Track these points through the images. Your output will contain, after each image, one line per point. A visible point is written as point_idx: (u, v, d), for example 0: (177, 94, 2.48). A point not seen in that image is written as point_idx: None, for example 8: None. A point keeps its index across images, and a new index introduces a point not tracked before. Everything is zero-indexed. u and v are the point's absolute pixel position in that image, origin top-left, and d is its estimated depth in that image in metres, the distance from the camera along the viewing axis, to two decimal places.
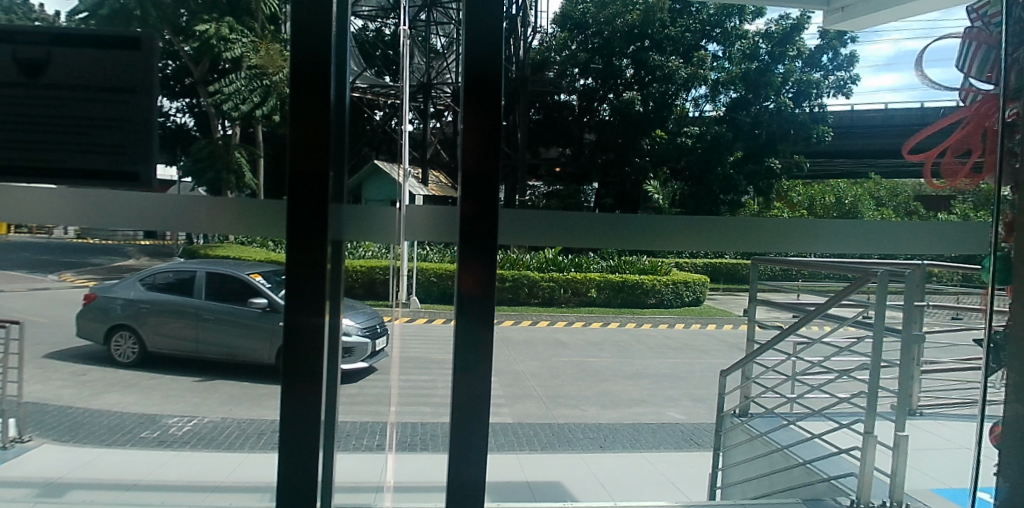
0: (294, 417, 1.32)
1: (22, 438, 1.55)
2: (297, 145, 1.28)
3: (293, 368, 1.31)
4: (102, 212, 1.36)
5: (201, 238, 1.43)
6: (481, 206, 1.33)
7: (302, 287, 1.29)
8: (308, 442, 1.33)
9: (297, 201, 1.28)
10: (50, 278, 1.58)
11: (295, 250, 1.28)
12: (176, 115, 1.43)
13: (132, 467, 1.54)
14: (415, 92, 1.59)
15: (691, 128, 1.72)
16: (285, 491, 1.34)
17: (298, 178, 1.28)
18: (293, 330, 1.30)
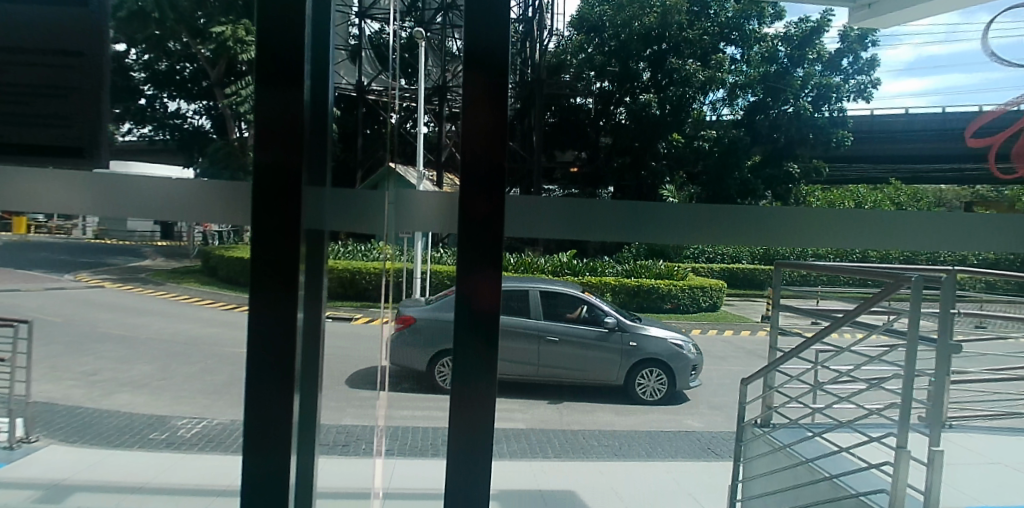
0: (268, 412, 1.33)
1: (28, 438, 1.54)
2: (267, 139, 1.30)
3: (261, 361, 1.33)
4: (114, 205, 1.37)
5: (216, 237, 1.42)
6: (480, 210, 1.38)
7: (274, 282, 1.32)
8: (284, 441, 1.33)
9: (273, 196, 1.30)
10: (66, 278, 1.59)
11: (260, 243, 1.30)
12: (194, 117, 1.54)
13: (140, 470, 1.55)
14: (431, 94, 1.56)
15: (708, 131, 1.69)
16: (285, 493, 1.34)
17: (277, 172, 1.30)
18: (259, 323, 1.32)
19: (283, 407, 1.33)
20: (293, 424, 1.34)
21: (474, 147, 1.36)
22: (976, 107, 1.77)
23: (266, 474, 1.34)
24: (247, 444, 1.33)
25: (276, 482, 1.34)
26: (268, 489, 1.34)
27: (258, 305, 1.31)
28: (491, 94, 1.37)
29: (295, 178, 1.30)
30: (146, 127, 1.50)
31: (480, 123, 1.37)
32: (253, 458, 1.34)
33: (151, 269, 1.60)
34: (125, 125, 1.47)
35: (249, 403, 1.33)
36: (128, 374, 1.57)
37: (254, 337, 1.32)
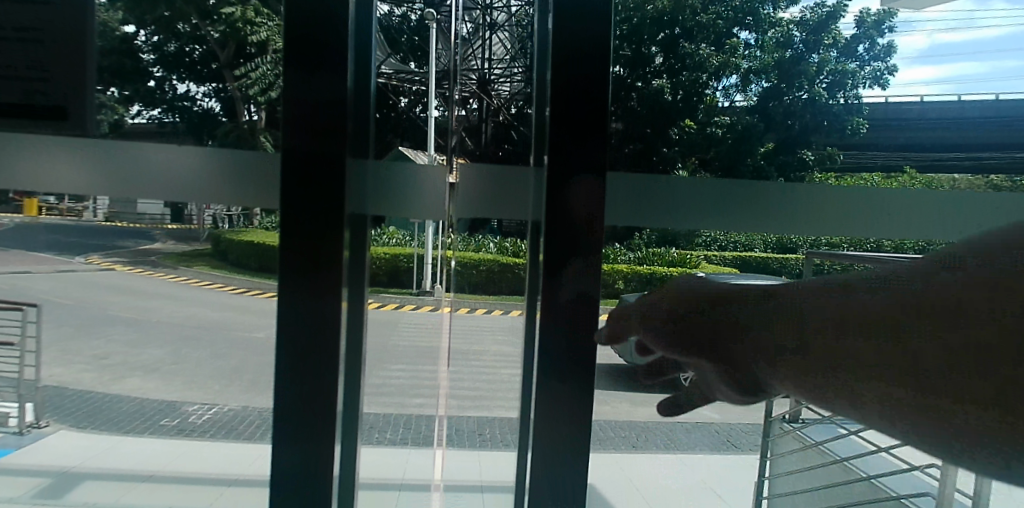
0: (310, 400, 1.40)
1: (38, 423, 1.51)
2: (294, 127, 1.34)
3: (300, 347, 1.39)
4: (122, 180, 1.38)
5: (227, 221, 1.44)
6: (561, 200, 1.49)
7: (312, 273, 1.37)
8: (323, 429, 1.40)
9: (304, 188, 1.35)
10: (77, 261, 1.57)
11: (294, 232, 1.36)
12: (204, 100, 1.45)
13: (152, 456, 1.58)
14: (440, 81, 1.92)
15: (722, 118, 1.64)
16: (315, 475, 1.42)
17: (319, 159, 1.35)
18: (292, 308, 1.38)
19: (322, 398, 1.40)
20: (336, 412, 1.40)
21: (566, 140, 1.48)
22: (992, 96, 1.74)
23: (307, 461, 1.41)
24: (285, 431, 1.40)
25: (316, 469, 1.41)
26: (309, 473, 1.41)
27: (296, 293, 1.37)
28: (576, 89, 1.48)
29: (333, 165, 1.35)
30: (155, 109, 1.42)
31: (563, 119, 1.48)
32: (293, 446, 1.40)
33: (162, 253, 1.55)
34: (135, 106, 1.41)
35: (288, 390, 1.40)
36: (139, 358, 1.64)
37: (290, 321, 1.38)
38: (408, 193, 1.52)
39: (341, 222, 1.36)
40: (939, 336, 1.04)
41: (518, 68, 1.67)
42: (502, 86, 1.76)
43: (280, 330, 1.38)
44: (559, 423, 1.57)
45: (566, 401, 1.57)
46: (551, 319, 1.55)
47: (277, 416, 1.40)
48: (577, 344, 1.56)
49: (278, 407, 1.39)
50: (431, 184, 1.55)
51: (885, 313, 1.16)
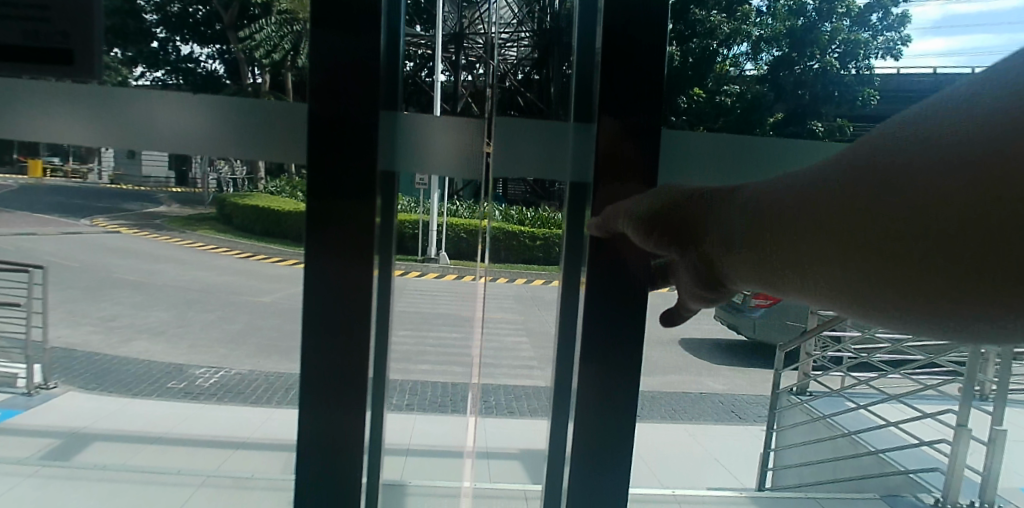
0: (338, 369, 1.30)
1: (46, 385, 2.07)
2: (319, 90, 1.23)
3: (330, 314, 1.29)
4: (133, 131, 1.30)
5: (231, 185, 1.46)
6: (613, 166, 1.37)
7: (342, 239, 1.26)
8: (353, 398, 1.31)
9: (332, 155, 1.24)
10: (82, 223, 1.68)
11: (321, 199, 1.25)
12: (206, 62, 1.41)
13: (176, 410, 2.21)
14: (447, 43, 1.71)
15: (731, 86, 1.65)
16: (336, 446, 1.32)
17: (350, 124, 1.24)
18: (318, 276, 1.27)
19: (350, 369, 1.30)
20: (367, 379, 1.32)
21: (626, 107, 1.37)
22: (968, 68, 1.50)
23: (337, 434, 1.32)
24: (313, 402, 1.31)
25: (346, 442, 1.32)
26: (333, 445, 1.33)
27: (325, 259, 1.27)
28: (634, 51, 1.37)
29: (367, 130, 1.24)
30: (159, 71, 1.34)
31: (621, 80, 1.37)
32: (322, 417, 1.31)
33: (166, 217, 1.60)
34: (139, 68, 1.31)
35: (315, 359, 1.30)
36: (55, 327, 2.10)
37: (315, 289, 1.28)
38: (433, 150, 1.46)
39: (372, 187, 1.25)
40: (919, 191, 0.56)
41: (529, 32, 1.65)
42: (511, 51, 1.68)
43: (305, 298, 1.28)
44: (599, 405, 1.44)
45: (608, 381, 1.43)
46: (600, 293, 1.41)
47: (304, 387, 1.30)
48: (630, 321, 1.42)
49: (305, 378, 1.29)
50: (447, 139, 1.47)
51: (826, 191, 0.70)
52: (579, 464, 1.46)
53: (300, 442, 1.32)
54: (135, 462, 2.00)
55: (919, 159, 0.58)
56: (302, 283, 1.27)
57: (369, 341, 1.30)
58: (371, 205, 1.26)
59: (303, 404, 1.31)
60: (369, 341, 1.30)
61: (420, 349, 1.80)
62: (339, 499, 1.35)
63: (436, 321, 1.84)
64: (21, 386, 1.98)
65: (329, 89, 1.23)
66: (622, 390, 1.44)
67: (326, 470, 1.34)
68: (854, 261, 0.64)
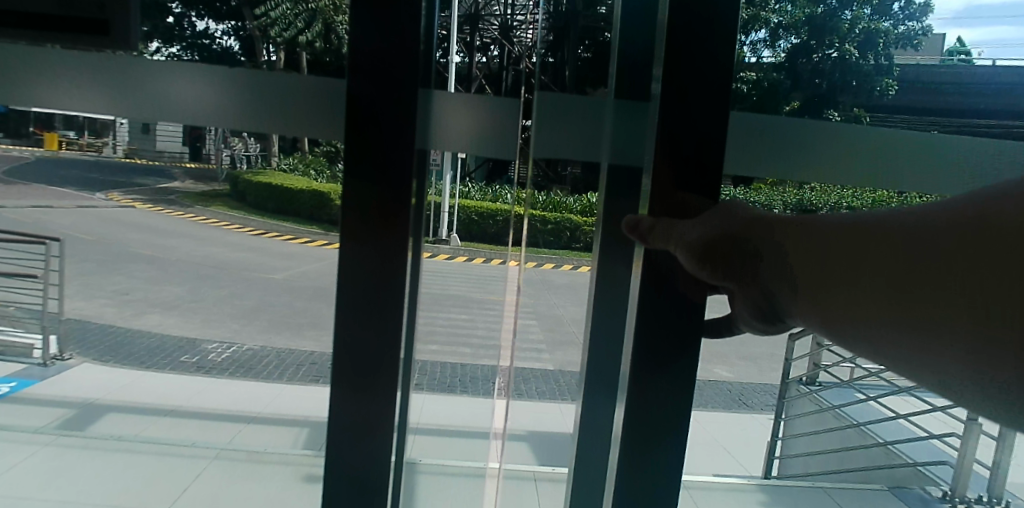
0: (373, 354, 1.25)
1: (63, 358, 2.41)
2: (358, 72, 1.16)
3: (364, 299, 1.23)
4: (149, 104, 1.27)
5: (244, 161, 1.46)
6: (670, 149, 1.29)
7: (382, 223, 1.20)
8: (387, 383, 1.26)
9: (369, 136, 1.17)
10: (96, 196, 1.72)
11: (361, 183, 1.19)
12: (221, 39, 1.37)
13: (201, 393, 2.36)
14: (462, 23, 1.61)
15: (749, 73, 1.47)
16: (365, 430, 1.28)
17: (391, 105, 1.17)
18: (353, 261, 1.22)
19: (382, 353, 1.25)
20: (399, 360, 1.26)
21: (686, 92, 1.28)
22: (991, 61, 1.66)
23: (368, 417, 1.27)
24: (344, 385, 1.26)
25: (374, 426, 1.27)
26: (361, 430, 1.28)
27: (363, 244, 1.21)
28: (695, 35, 1.26)
29: (409, 113, 1.17)
30: (175, 46, 1.30)
31: (680, 69, 1.27)
32: (355, 401, 1.27)
33: (180, 192, 1.62)
34: (154, 44, 1.28)
35: (347, 342, 1.25)
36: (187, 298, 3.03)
37: (351, 273, 1.22)
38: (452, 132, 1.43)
39: (410, 172, 1.19)
40: (954, 228, 0.79)
41: (544, 15, 1.66)
42: (527, 33, 1.71)
43: (340, 283, 1.22)
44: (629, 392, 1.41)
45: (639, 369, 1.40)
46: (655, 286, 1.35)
47: (336, 370, 1.25)
48: (677, 313, 1.35)
49: (338, 362, 1.24)
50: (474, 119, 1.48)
51: (948, 224, 0.81)
52: (625, 454, 1.40)
53: (328, 428, 1.26)
54: (147, 436, 2.18)
55: (969, 211, 0.79)
56: (337, 266, 1.21)
57: (401, 329, 1.25)
58: (406, 189, 1.20)
59: (334, 388, 1.25)
60: (400, 330, 1.25)
61: (439, 332, 1.78)
62: (364, 486, 1.30)
63: (447, 303, 1.80)
64: (38, 357, 2.36)
65: (375, 76, 1.16)
66: (668, 386, 1.36)
67: (354, 453, 1.29)
68: (867, 290, 0.91)
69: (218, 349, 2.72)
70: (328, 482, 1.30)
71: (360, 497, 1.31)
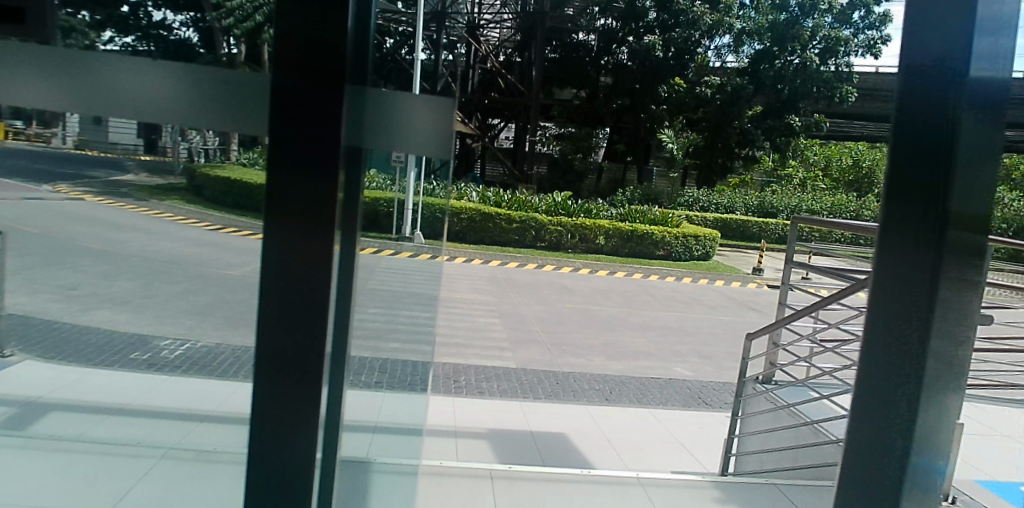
0: (297, 346, 1.20)
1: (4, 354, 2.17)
2: (286, 61, 1.11)
3: (286, 289, 1.18)
4: (100, 97, 1.23)
5: (203, 154, 1.41)
6: None
7: (309, 215, 1.16)
8: (309, 378, 1.21)
9: (293, 129, 1.13)
10: (46, 190, 1.71)
11: (287, 176, 1.14)
12: (180, 30, 1.39)
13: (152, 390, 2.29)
14: (430, 20, 1.67)
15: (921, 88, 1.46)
16: (292, 422, 1.23)
17: (319, 99, 1.12)
18: (279, 251, 1.17)
19: (309, 343, 1.20)
20: (324, 354, 1.21)
21: None
22: None
23: (293, 411, 1.23)
24: (268, 379, 1.20)
25: (299, 417, 1.23)
26: (288, 422, 1.23)
27: (290, 235, 1.16)
28: None
29: (338, 109, 1.13)
30: (129, 36, 1.33)
31: None
32: (279, 395, 1.22)
33: (134, 186, 1.61)
34: (107, 33, 1.31)
35: (268, 333, 1.19)
36: None
37: (276, 264, 1.17)
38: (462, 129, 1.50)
39: (337, 167, 1.15)
40: None
41: None
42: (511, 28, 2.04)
43: (265, 273, 1.17)
44: None
45: None
46: None
47: (258, 363, 1.19)
48: None
49: (262, 354, 1.18)
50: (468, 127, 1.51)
51: None
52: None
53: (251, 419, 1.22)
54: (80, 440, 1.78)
55: None
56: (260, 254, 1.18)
57: (326, 320, 1.21)
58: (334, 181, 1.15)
59: (257, 380, 1.20)
60: (326, 321, 1.21)
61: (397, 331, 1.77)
62: (296, 481, 1.26)
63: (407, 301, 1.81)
64: None
65: (307, 71, 1.12)
66: None
67: (281, 450, 1.25)
68: None
69: (171, 349, 2.45)
70: (251, 476, 1.25)
71: (288, 494, 1.27)
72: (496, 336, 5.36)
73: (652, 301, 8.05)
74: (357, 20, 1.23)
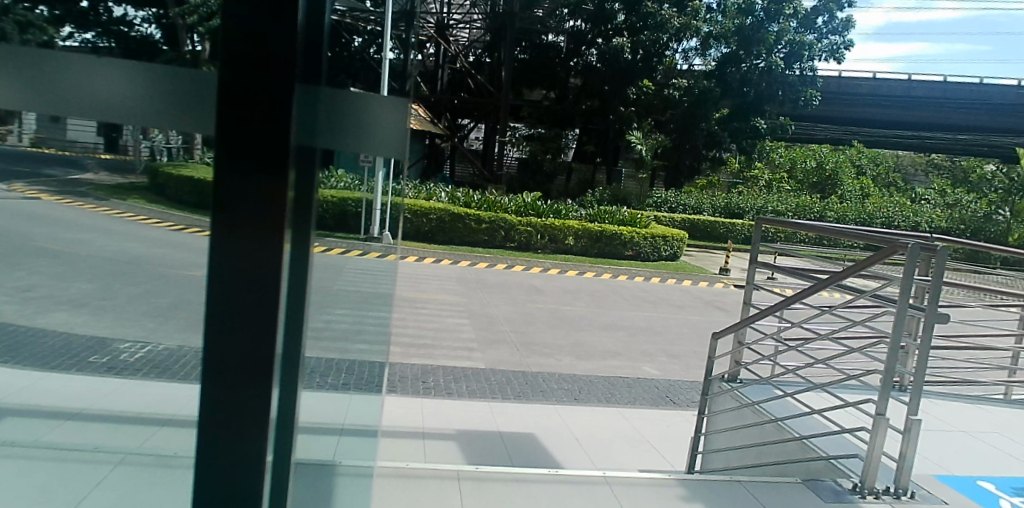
0: (245, 349, 1.17)
1: None
2: (231, 57, 1.08)
3: (230, 291, 1.14)
4: (56, 97, 1.19)
5: (165, 153, 1.31)
6: None
7: (256, 215, 1.14)
8: (259, 383, 1.19)
9: (239, 127, 1.10)
10: None
11: (232, 175, 1.11)
12: (142, 26, 1.30)
13: None
14: (399, 19, 1.72)
15: None
16: (245, 426, 1.21)
17: (267, 96, 1.10)
18: (225, 251, 1.13)
19: (259, 347, 1.18)
20: (275, 358, 1.19)
21: None
22: None
23: (240, 415, 1.20)
24: (215, 385, 1.18)
25: (250, 423, 1.21)
26: (240, 427, 1.21)
27: (236, 234, 1.13)
28: None
29: (286, 107, 1.11)
30: (89, 32, 1.26)
31: None
32: (225, 399, 1.19)
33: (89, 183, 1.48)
34: (67, 28, 1.26)
35: (217, 338, 1.16)
36: None
37: (221, 265, 1.13)
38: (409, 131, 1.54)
39: (285, 164, 1.13)
40: None
41: None
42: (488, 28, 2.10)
43: (209, 274, 1.14)
44: None
45: None
46: None
47: (204, 367, 1.17)
48: None
49: (208, 357, 1.14)
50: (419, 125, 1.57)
51: None
52: None
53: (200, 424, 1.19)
54: (53, 438, 1.53)
55: None
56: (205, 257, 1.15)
57: (276, 323, 1.19)
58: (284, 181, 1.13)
59: (203, 383, 1.18)
60: (276, 324, 1.19)
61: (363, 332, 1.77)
62: (246, 487, 1.24)
63: None
64: None
65: (255, 68, 1.09)
66: None
67: (231, 456, 1.23)
68: None
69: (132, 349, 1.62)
70: (198, 480, 1.23)
71: (235, 499, 1.24)
72: (464, 336, 5.37)
73: (622, 301, 8.15)
74: (312, 18, 1.25)
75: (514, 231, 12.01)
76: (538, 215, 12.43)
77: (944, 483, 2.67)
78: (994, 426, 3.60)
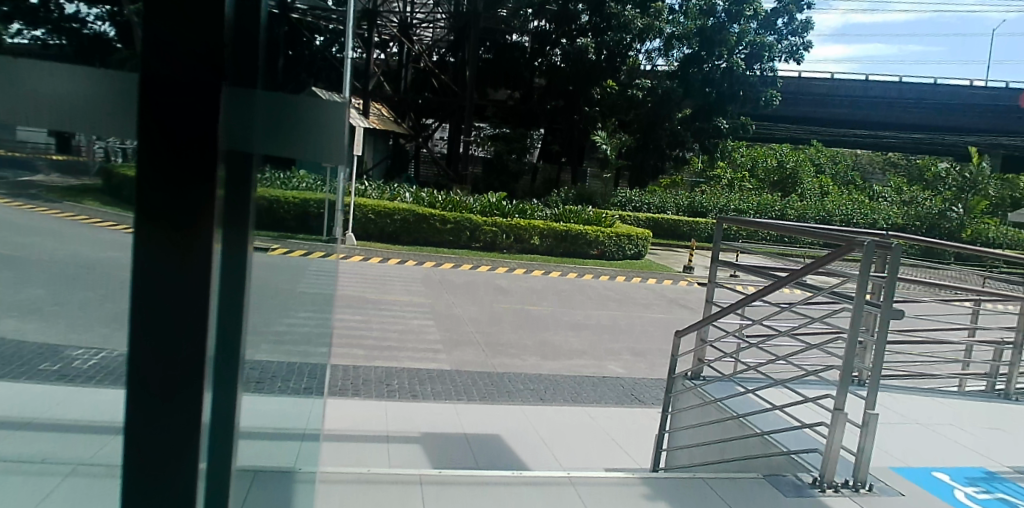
0: (173, 352, 1.14)
1: None
2: (155, 49, 1.06)
3: (155, 290, 1.12)
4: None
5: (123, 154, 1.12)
6: None
7: (179, 213, 1.12)
8: (190, 386, 1.17)
9: (162, 123, 1.08)
10: None
11: (154, 169, 1.09)
12: (97, 23, 1.10)
13: None
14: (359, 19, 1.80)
15: None
16: (179, 432, 1.18)
17: (190, 90, 1.08)
18: (147, 248, 1.11)
19: (190, 349, 1.15)
20: (205, 359, 1.17)
21: None
22: None
23: (170, 418, 1.17)
24: (143, 390, 1.15)
25: (181, 427, 1.18)
26: (173, 433, 1.18)
27: (157, 230, 1.10)
28: None
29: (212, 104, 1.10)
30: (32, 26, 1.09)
31: None
32: (154, 404, 1.16)
33: None
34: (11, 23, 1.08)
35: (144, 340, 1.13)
36: None
37: (143, 263, 1.11)
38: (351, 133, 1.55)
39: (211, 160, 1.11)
40: None
41: None
42: None
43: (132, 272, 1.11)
44: None
45: None
46: None
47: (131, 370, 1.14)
48: None
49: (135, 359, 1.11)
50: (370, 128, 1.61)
51: None
52: None
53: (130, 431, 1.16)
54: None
55: None
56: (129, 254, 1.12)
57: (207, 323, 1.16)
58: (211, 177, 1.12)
59: (130, 388, 1.15)
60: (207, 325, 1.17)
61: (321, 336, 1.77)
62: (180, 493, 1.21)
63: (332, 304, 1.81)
64: None
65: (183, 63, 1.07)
66: None
67: (163, 463, 1.19)
68: None
69: (83, 358, 1.39)
70: (129, 489, 1.19)
71: None
72: (429, 337, 5.37)
73: (590, 300, 8.21)
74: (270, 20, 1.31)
75: (483, 232, 12.00)
76: (505, 214, 12.41)
77: (900, 475, 2.75)
78: (947, 417, 3.72)
